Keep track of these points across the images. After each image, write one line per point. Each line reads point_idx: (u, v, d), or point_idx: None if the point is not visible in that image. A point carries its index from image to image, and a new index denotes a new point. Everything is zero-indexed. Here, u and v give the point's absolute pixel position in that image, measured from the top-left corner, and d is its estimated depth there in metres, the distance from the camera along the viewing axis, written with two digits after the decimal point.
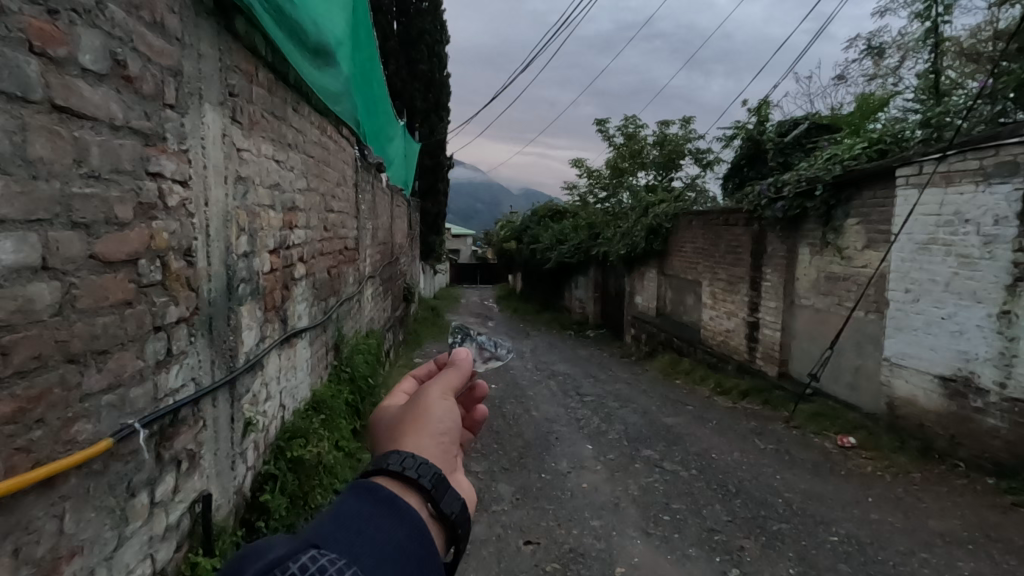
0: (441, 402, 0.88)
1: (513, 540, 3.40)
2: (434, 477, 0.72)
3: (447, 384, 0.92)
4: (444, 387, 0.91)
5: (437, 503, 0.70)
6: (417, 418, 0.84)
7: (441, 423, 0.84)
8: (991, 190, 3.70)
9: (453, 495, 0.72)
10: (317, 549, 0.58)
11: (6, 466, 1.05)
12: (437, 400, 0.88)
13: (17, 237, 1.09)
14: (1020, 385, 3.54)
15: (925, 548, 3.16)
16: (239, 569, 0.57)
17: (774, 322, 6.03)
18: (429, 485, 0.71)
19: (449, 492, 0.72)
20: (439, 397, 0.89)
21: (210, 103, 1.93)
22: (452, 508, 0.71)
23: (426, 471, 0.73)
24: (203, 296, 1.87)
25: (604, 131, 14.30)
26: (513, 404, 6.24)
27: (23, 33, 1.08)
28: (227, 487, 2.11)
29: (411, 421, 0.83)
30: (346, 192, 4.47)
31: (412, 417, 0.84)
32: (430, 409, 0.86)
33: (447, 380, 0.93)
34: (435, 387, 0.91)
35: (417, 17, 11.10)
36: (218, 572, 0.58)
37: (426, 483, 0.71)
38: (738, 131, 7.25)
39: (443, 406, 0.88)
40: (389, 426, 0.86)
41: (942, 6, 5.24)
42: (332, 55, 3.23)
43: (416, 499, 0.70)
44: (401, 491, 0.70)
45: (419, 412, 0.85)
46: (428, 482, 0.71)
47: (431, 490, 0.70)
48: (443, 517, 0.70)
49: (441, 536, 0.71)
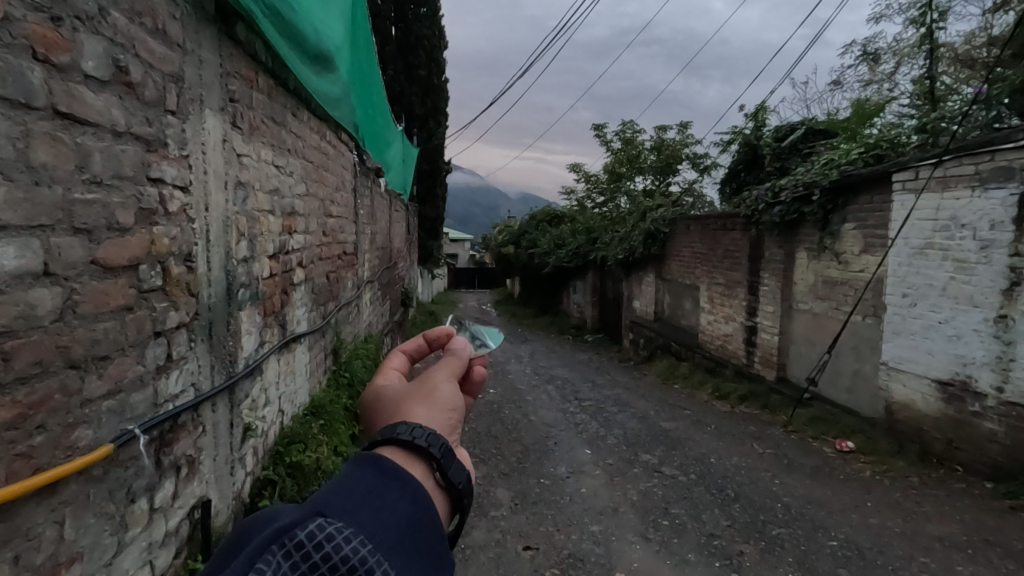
0: (448, 381, 0.87)
1: (512, 545, 3.40)
2: (443, 448, 0.72)
3: (453, 368, 0.90)
4: (450, 369, 0.90)
5: (445, 473, 0.70)
6: (425, 393, 0.83)
7: (449, 399, 0.83)
8: (987, 195, 3.72)
9: (460, 465, 0.72)
10: (323, 518, 0.58)
11: (7, 472, 1.05)
12: (444, 380, 0.86)
13: (20, 243, 1.09)
14: (1017, 389, 3.55)
15: (924, 552, 3.16)
16: (247, 536, 0.58)
17: (772, 327, 6.05)
18: (438, 454, 0.71)
19: (457, 463, 0.72)
20: (447, 377, 0.88)
21: (211, 109, 1.93)
22: (460, 479, 0.71)
23: (434, 440, 0.72)
24: (203, 301, 1.87)
25: (602, 135, 14.36)
26: (512, 408, 6.25)
27: (26, 40, 1.09)
28: (227, 492, 2.11)
29: (421, 395, 0.82)
30: (345, 196, 4.48)
31: (419, 392, 0.83)
32: (439, 387, 0.85)
33: (451, 362, 0.91)
34: (441, 368, 0.89)
35: (415, 23, 11.16)
36: (226, 538, 0.58)
37: (435, 452, 0.71)
38: (735, 136, 7.30)
39: (450, 386, 0.86)
40: (396, 401, 0.84)
41: (936, 12, 5.29)
42: (333, 60, 3.25)
43: (424, 468, 0.70)
44: (409, 461, 0.69)
45: (429, 389, 0.84)
46: (437, 451, 0.71)
47: (440, 460, 0.70)
48: (450, 487, 0.70)
49: (448, 505, 0.71)
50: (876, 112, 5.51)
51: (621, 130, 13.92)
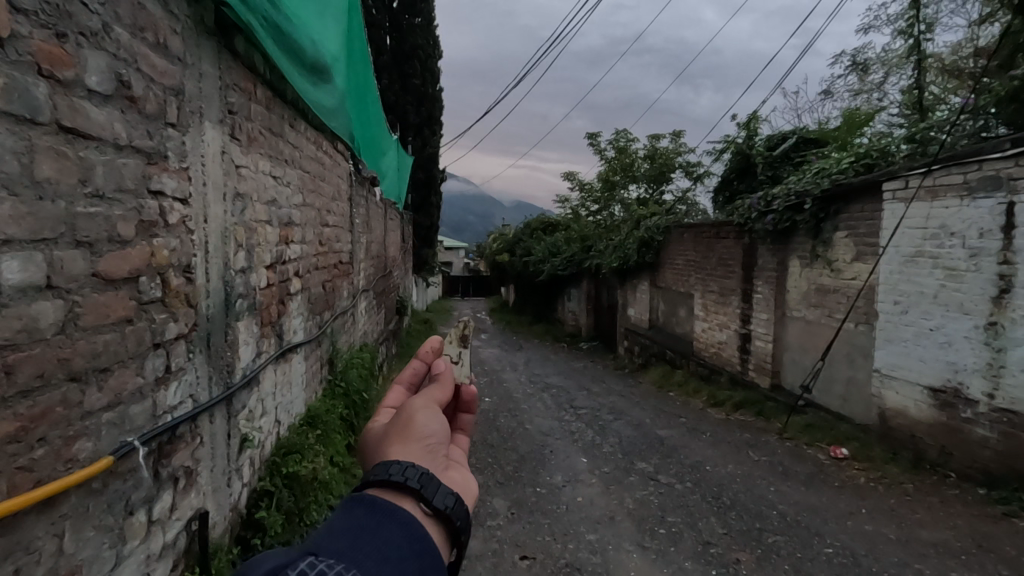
0: (424, 409, 0.90)
1: (509, 555, 3.39)
2: (421, 478, 0.74)
3: (436, 395, 0.96)
4: (430, 398, 0.94)
5: (429, 501, 0.71)
6: (402, 428, 0.86)
7: (427, 428, 0.86)
8: (975, 204, 3.77)
9: (445, 491, 0.74)
10: (314, 556, 0.60)
11: (7, 485, 1.05)
12: (420, 408, 0.90)
13: (24, 257, 1.10)
14: (1008, 395, 3.59)
15: (918, 559, 3.18)
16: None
17: (765, 334, 6.09)
18: (418, 485, 0.72)
19: (440, 490, 0.74)
20: (423, 405, 0.91)
21: (211, 122, 1.95)
22: (446, 503, 0.72)
23: (413, 473, 0.74)
24: (201, 312, 1.88)
25: (597, 144, 14.46)
26: (507, 418, 6.23)
27: (32, 57, 1.10)
28: (223, 504, 2.10)
29: (398, 429, 0.86)
30: (342, 207, 4.50)
31: (398, 427, 0.86)
32: (414, 417, 0.88)
33: (432, 393, 0.96)
34: (419, 399, 0.93)
35: (410, 32, 11.23)
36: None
37: (414, 483, 0.73)
38: (727, 144, 7.40)
39: (427, 413, 0.90)
40: (379, 438, 0.87)
41: (923, 24, 5.40)
42: (328, 71, 3.28)
43: (409, 501, 0.71)
44: (394, 499, 0.71)
45: (404, 421, 0.87)
46: (415, 483, 0.73)
47: (420, 490, 0.72)
48: (438, 513, 0.72)
49: (442, 534, 0.72)
50: (866, 122, 5.58)
51: (615, 138, 13.99)
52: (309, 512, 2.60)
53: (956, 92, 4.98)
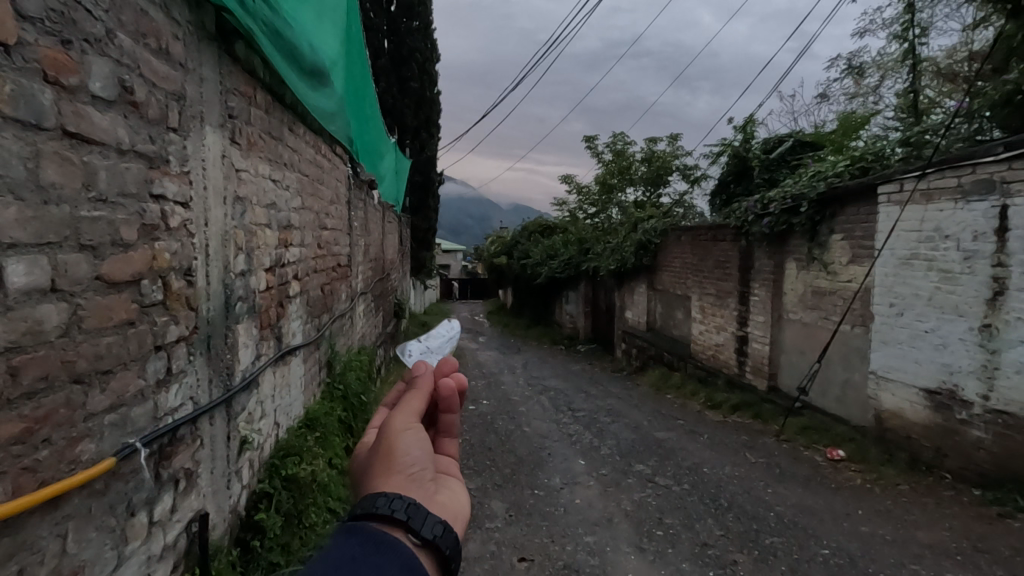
0: (406, 434, 0.95)
1: (507, 557, 3.40)
2: (409, 509, 0.78)
3: (413, 409, 1.00)
4: (409, 413, 0.99)
5: (418, 532, 0.75)
6: (389, 456, 0.91)
7: (409, 457, 0.91)
8: (969, 207, 3.81)
9: (433, 520, 0.78)
10: None
11: (12, 486, 1.06)
12: (400, 432, 0.95)
13: (30, 260, 1.11)
14: (1002, 397, 3.61)
15: (914, 560, 3.20)
16: None
17: (763, 337, 6.11)
18: (406, 517, 0.76)
19: (429, 519, 0.78)
20: (404, 429, 0.95)
21: (211, 126, 1.97)
22: (435, 533, 0.76)
23: (401, 505, 0.78)
24: (202, 314, 1.89)
25: (593, 147, 14.51)
26: (504, 420, 6.23)
27: (38, 62, 1.12)
28: (223, 505, 2.11)
29: (383, 458, 0.91)
30: (340, 209, 4.52)
31: (383, 456, 0.91)
32: (397, 444, 0.93)
33: (415, 411, 0.99)
34: (401, 420, 0.97)
35: (407, 36, 11.19)
36: None
37: (401, 515, 0.77)
38: (724, 147, 7.41)
39: (410, 437, 0.94)
40: (365, 466, 0.93)
41: (918, 28, 5.43)
42: (327, 75, 3.30)
43: (398, 533, 0.75)
44: (384, 530, 0.75)
45: (388, 449, 0.92)
46: (403, 514, 0.77)
47: (407, 521, 0.76)
48: (428, 544, 0.75)
49: (433, 562, 0.76)
50: (861, 125, 5.61)
51: (611, 142, 14.00)
52: (308, 514, 2.61)
53: (950, 96, 5.02)
